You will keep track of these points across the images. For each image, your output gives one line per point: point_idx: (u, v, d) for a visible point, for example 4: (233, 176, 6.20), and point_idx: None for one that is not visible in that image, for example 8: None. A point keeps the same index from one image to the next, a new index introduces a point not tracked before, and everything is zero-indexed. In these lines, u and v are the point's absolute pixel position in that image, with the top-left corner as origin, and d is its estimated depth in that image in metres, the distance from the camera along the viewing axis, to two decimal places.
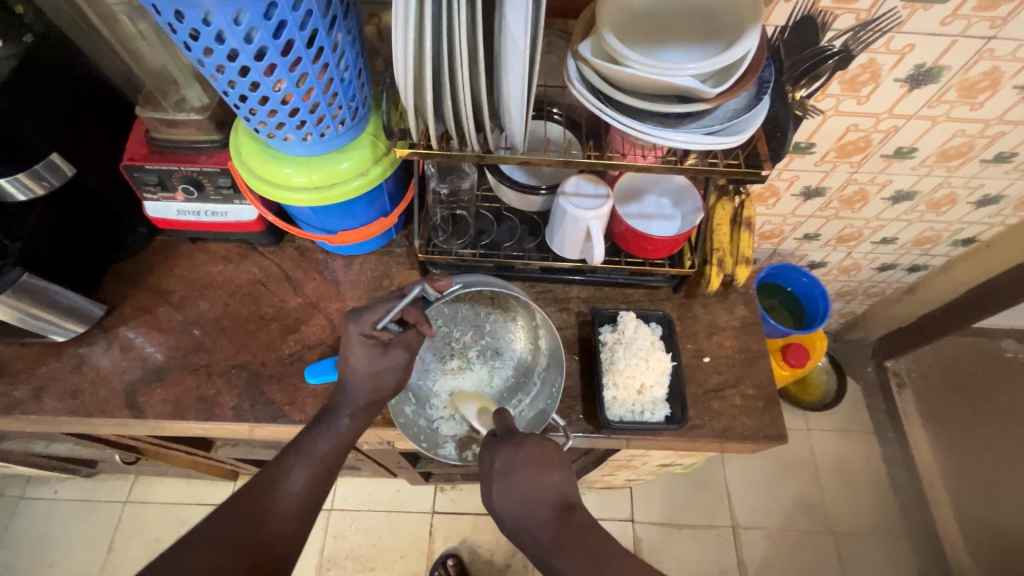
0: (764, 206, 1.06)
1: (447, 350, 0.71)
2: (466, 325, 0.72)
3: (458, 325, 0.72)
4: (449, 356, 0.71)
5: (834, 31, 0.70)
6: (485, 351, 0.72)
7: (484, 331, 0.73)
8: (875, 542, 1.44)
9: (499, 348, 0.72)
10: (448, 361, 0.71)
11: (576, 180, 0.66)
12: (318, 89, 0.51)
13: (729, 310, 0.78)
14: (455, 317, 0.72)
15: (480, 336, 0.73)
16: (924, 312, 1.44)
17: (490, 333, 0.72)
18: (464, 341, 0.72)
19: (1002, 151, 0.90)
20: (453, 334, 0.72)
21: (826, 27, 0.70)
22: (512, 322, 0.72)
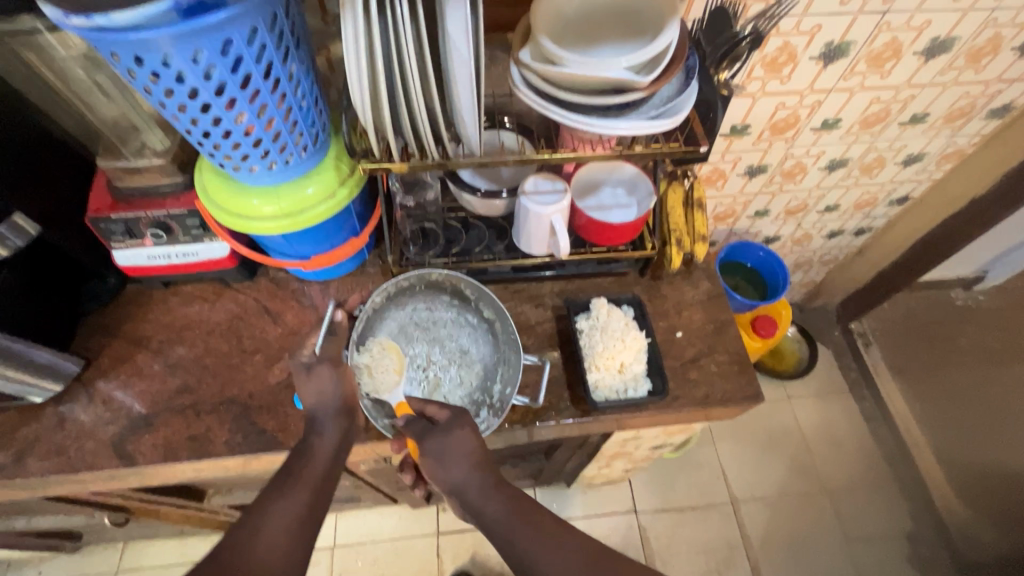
0: (714, 188, 1.12)
1: (416, 371, 0.73)
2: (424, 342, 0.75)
3: (416, 345, 0.75)
4: (423, 376, 0.73)
5: (746, 19, 0.76)
6: (452, 356, 0.75)
7: (441, 339, 0.76)
8: (867, 496, 1.49)
9: (461, 345, 0.75)
10: (425, 381, 0.73)
11: (534, 179, 0.70)
12: (278, 118, 0.53)
13: (694, 286, 0.83)
14: (408, 338, 0.75)
15: (440, 345, 0.75)
16: (876, 272, 1.53)
17: (445, 337, 0.76)
18: (429, 357, 0.74)
19: (916, 112, 0.99)
20: (413, 355, 0.74)
21: (738, 17, 0.76)
22: (457, 315, 0.76)
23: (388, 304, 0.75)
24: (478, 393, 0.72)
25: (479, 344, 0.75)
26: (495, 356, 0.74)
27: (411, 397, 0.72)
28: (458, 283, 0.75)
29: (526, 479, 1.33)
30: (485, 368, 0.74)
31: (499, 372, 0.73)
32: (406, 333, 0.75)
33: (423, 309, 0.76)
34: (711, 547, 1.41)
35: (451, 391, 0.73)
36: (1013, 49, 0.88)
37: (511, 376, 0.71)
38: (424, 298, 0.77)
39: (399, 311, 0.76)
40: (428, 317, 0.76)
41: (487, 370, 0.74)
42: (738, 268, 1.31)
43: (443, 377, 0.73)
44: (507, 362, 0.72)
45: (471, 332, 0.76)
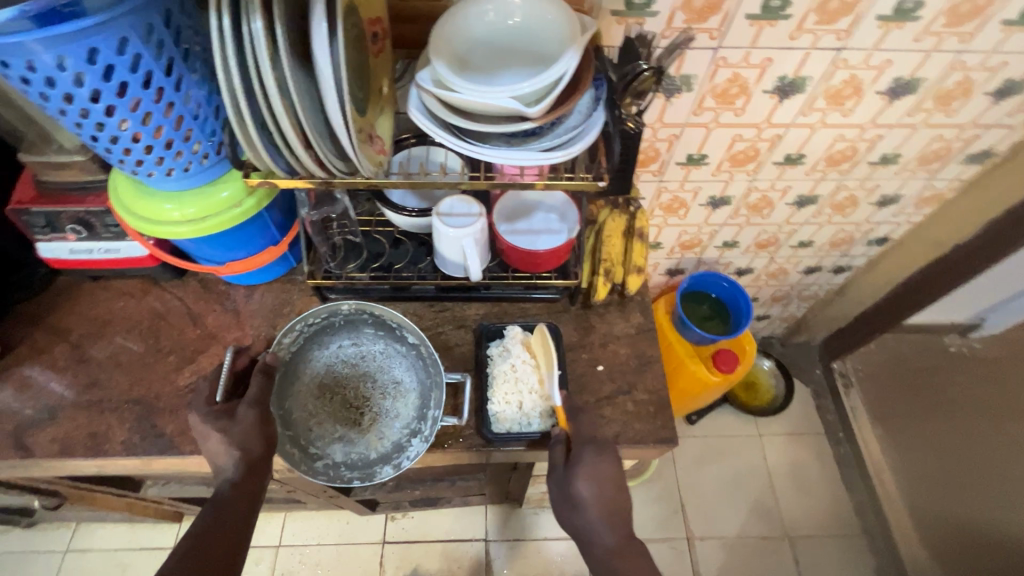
0: (677, 216, 1.10)
1: (349, 409, 0.70)
2: (352, 379, 0.72)
3: (345, 382, 0.72)
4: (355, 414, 0.70)
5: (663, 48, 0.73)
6: (384, 389, 0.71)
7: (371, 373, 0.72)
8: (830, 544, 1.44)
9: (392, 377, 0.72)
10: (358, 419, 0.70)
11: (449, 201, 0.68)
12: (168, 126, 0.53)
13: (624, 318, 0.80)
14: (336, 378, 0.72)
15: (370, 379, 0.72)
16: (858, 312, 1.48)
17: (375, 371, 0.72)
18: (361, 393, 0.71)
19: (886, 152, 0.95)
20: (344, 394, 0.71)
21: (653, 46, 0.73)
22: (383, 347, 0.73)
23: (309, 344, 0.72)
24: (413, 421, 0.69)
25: (407, 375, 0.72)
26: (423, 386, 0.71)
27: (343, 438, 0.69)
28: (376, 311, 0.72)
29: (473, 496, 1.31)
30: (417, 400, 0.70)
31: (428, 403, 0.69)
32: (335, 372, 0.72)
33: (348, 345, 0.73)
34: None
35: (386, 425, 0.69)
36: (986, 94, 0.83)
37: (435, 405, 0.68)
38: (348, 334, 0.73)
39: (323, 352, 0.73)
40: (355, 353, 0.73)
41: (421, 395, 0.70)
42: (703, 298, 1.27)
43: (377, 412, 0.70)
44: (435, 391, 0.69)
45: (398, 363, 0.72)
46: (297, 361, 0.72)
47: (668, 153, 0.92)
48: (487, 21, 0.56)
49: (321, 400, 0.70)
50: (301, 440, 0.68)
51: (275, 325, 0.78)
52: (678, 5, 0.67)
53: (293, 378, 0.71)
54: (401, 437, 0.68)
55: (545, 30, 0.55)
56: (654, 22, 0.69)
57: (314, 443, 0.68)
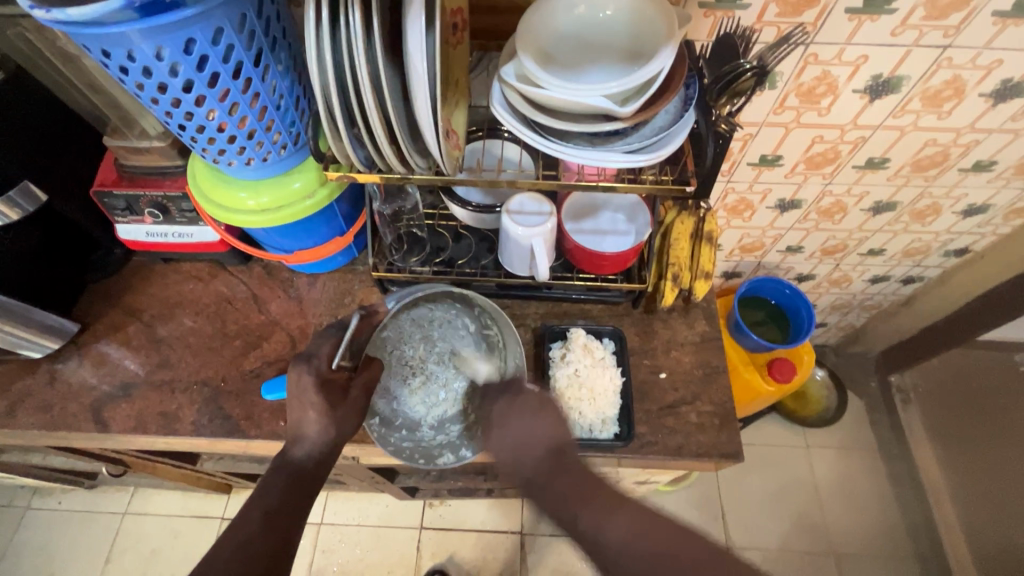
0: (741, 218, 1.05)
1: (406, 370, 0.71)
2: (416, 339, 0.73)
3: (407, 342, 0.72)
4: (411, 374, 0.71)
5: (759, 44, 0.69)
6: (441, 356, 0.73)
7: (433, 339, 0.73)
8: (877, 565, 1.38)
9: (452, 348, 0.73)
10: (411, 379, 0.71)
11: (520, 198, 0.67)
12: (252, 117, 0.53)
13: (689, 326, 0.78)
14: (402, 337, 0.72)
15: (431, 345, 0.73)
16: (924, 325, 1.40)
17: (440, 337, 0.73)
18: (418, 356, 0.73)
19: (980, 159, 0.88)
20: (406, 351, 0.72)
21: (751, 42, 0.69)
22: (455, 317, 0.72)
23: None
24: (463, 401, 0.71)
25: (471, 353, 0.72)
26: (487, 374, 0.71)
27: (398, 395, 0.70)
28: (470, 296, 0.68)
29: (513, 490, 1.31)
30: (475, 380, 0.72)
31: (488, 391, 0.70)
32: (401, 330, 0.72)
33: (422, 307, 0.71)
34: None
35: (437, 394, 0.71)
36: None
37: None
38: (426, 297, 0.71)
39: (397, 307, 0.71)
40: (425, 316, 0.72)
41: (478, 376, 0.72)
42: (762, 304, 1.22)
43: (433, 377, 0.72)
44: (501, 380, 0.70)
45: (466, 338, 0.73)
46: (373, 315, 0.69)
47: (741, 154, 0.88)
48: (577, 14, 0.54)
49: (384, 353, 0.71)
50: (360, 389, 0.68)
51: (337, 315, 0.78)
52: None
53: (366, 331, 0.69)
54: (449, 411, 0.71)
55: (638, 27, 0.53)
56: (745, 16, 0.65)
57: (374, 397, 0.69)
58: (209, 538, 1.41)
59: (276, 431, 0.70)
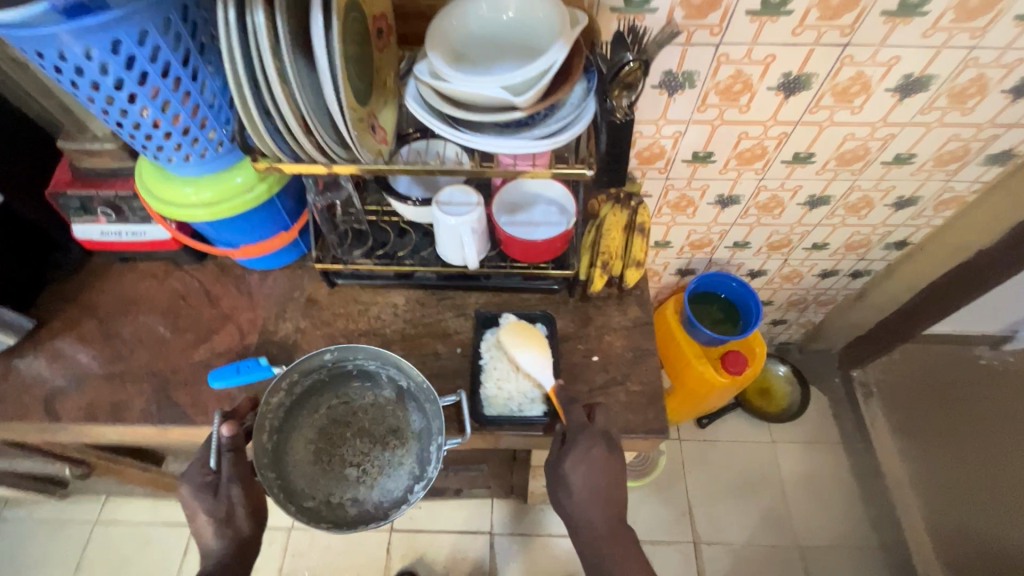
0: (685, 215, 1.10)
1: (351, 468, 0.70)
2: (349, 436, 0.72)
3: (336, 442, 0.71)
4: (354, 471, 0.70)
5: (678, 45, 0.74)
6: (380, 440, 0.72)
7: (360, 429, 0.72)
8: (843, 557, 1.40)
9: (386, 426, 0.73)
10: (358, 475, 0.70)
11: (449, 189, 0.71)
12: (185, 114, 0.57)
13: (622, 311, 0.81)
14: (332, 438, 0.72)
15: (361, 434, 0.72)
16: (879, 319, 1.44)
17: (370, 423, 0.73)
18: (356, 451, 0.71)
19: (899, 152, 0.93)
20: (344, 453, 0.71)
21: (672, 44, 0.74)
22: (373, 397, 0.74)
23: (296, 408, 0.72)
24: (419, 463, 0.69)
25: (401, 423, 0.73)
26: (423, 426, 0.71)
27: (356, 497, 0.68)
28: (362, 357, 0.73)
29: (479, 489, 1.33)
30: (417, 441, 0.71)
31: (429, 438, 0.70)
32: (331, 434, 0.72)
33: (336, 402, 0.73)
34: None
35: (396, 476, 0.69)
36: (1003, 92, 0.81)
37: (437, 428, 0.68)
38: (335, 392, 0.74)
39: (310, 416, 0.72)
40: (345, 409, 0.73)
41: (424, 436, 0.71)
42: (712, 298, 1.25)
43: (383, 463, 0.70)
44: (431, 420, 0.69)
45: (391, 410, 0.73)
46: (285, 428, 0.70)
47: (673, 151, 0.93)
48: (481, 13, 0.59)
49: (316, 463, 0.69)
50: (304, 505, 0.66)
51: (284, 308, 0.82)
52: (677, 2, 0.69)
53: (287, 446, 0.69)
54: (411, 482, 0.68)
55: (534, 26, 0.58)
56: (653, 18, 0.71)
57: (326, 508, 0.66)
58: (179, 545, 1.42)
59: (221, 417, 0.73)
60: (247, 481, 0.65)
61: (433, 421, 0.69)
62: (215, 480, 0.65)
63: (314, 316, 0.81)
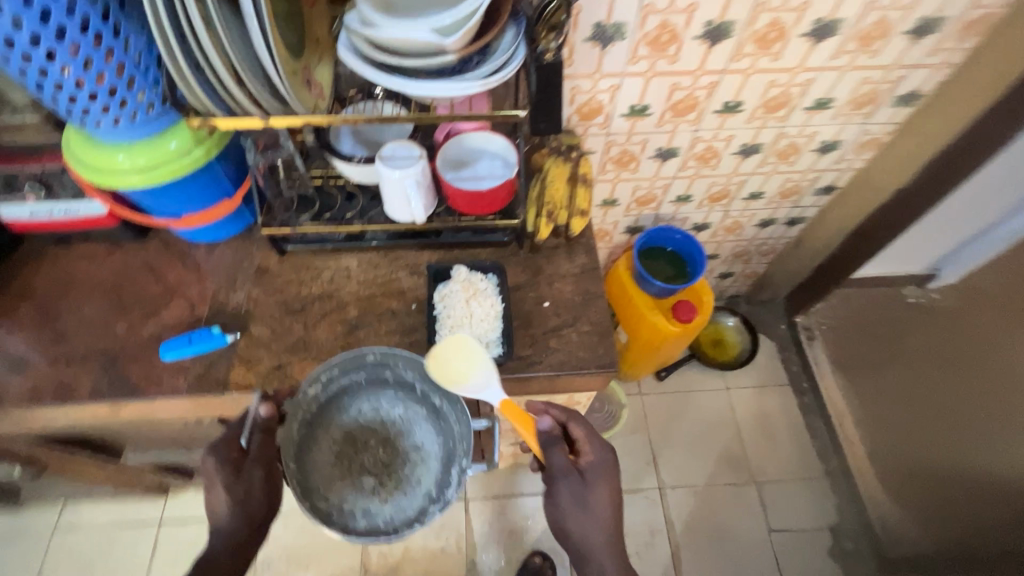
0: (628, 170, 1.14)
1: (370, 478, 0.70)
2: (372, 445, 0.72)
3: (361, 449, 0.71)
4: (373, 481, 0.70)
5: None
6: (404, 455, 0.71)
7: (388, 438, 0.72)
8: (796, 488, 1.50)
9: (411, 441, 0.72)
10: (376, 485, 0.69)
11: (391, 145, 0.72)
12: (110, 73, 0.56)
13: (569, 259, 0.85)
14: (357, 445, 0.72)
15: (387, 444, 0.72)
16: (816, 265, 1.53)
17: (397, 435, 0.73)
18: (377, 461, 0.71)
19: (818, 97, 0.99)
20: (365, 461, 0.71)
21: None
22: (403, 407, 0.74)
23: (327, 409, 0.72)
24: (438, 485, 0.69)
25: (427, 437, 0.72)
26: (450, 444, 0.71)
27: (367, 508, 0.68)
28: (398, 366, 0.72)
29: None
30: (441, 459, 0.71)
31: (453, 456, 0.70)
32: (356, 438, 0.72)
33: (367, 407, 0.73)
34: (635, 532, 1.42)
35: (412, 495, 0.69)
36: (904, 33, 0.88)
37: (463, 447, 0.69)
38: (369, 396, 0.74)
39: (341, 415, 0.73)
40: (375, 416, 0.73)
41: (448, 456, 0.71)
42: (661, 253, 1.31)
43: (402, 478, 0.70)
44: (460, 439, 0.70)
45: (420, 424, 0.73)
46: (315, 423, 0.72)
47: (612, 105, 0.96)
48: None
49: (338, 465, 0.70)
50: (317, 505, 0.67)
51: (234, 278, 0.81)
52: None
53: (312, 441, 0.71)
54: (426, 503, 0.68)
55: None
56: None
57: (336, 512, 0.66)
58: (146, 543, 1.39)
59: (176, 387, 0.72)
60: (270, 466, 0.66)
61: (462, 442, 0.69)
62: (241, 459, 0.66)
63: (265, 284, 0.81)
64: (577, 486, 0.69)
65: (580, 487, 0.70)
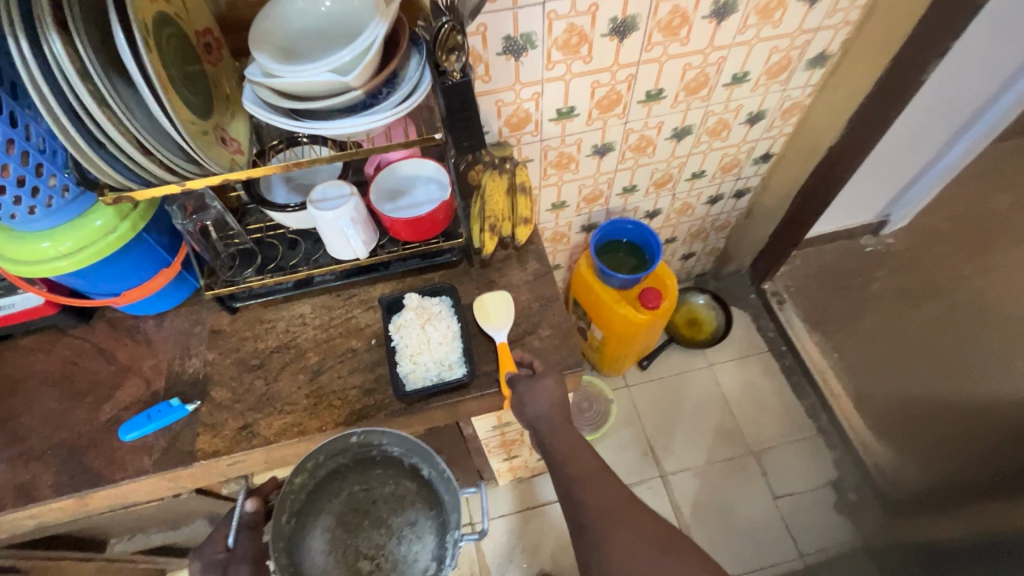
0: (570, 171, 1.16)
1: (366, 561, 0.72)
2: (367, 526, 0.74)
3: (355, 530, 0.73)
4: (369, 563, 0.72)
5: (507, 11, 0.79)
6: (397, 531, 0.73)
7: (380, 516, 0.74)
8: (792, 450, 1.52)
9: (404, 517, 0.74)
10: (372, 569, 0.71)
11: (320, 188, 0.72)
12: (16, 163, 0.55)
13: (521, 268, 0.86)
14: (350, 528, 0.73)
15: (380, 522, 0.74)
16: (771, 230, 1.57)
17: (389, 513, 0.74)
18: (372, 542, 0.73)
19: (734, 72, 1.03)
20: (359, 544, 0.73)
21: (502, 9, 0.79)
22: (393, 483, 0.75)
23: (315, 496, 0.73)
24: (433, 563, 0.71)
25: (419, 512, 0.74)
26: (443, 517, 0.72)
27: None
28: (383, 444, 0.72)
29: None
30: (434, 533, 0.73)
31: (445, 533, 0.71)
32: (349, 522, 0.73)
33: (357, 488, 0.74)
34: None
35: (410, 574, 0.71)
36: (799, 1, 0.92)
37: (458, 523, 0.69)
38: (356, 476, 0.74)
39: (329, 500, 0.73)
40: (365, 496, 0.74)
41: (439, 530, 0.72)
42: (616, 246, 1.33)
43: (397, 559, 0.72)
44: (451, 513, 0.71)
45: (411, 499, 0.75)
46: (303, 514, 0.72)
47: (538, 112, 0.98)
48: (298, 9, 0.60)
49: (332, 554, 0.71)
50: None
51: (187, 346, 0.80)
52: None
53: (302, 532, 0.71)
54: None
55: (351, 10, 0.60)
56: None
57: None
58: None
59: (142, 467, 0.70)
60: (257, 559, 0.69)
61: (457, 518, 0.69)
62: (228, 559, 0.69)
63: (221, 346, 0.80)
64: (529, 381, 0.72)
65: (536, 387, 0.72)
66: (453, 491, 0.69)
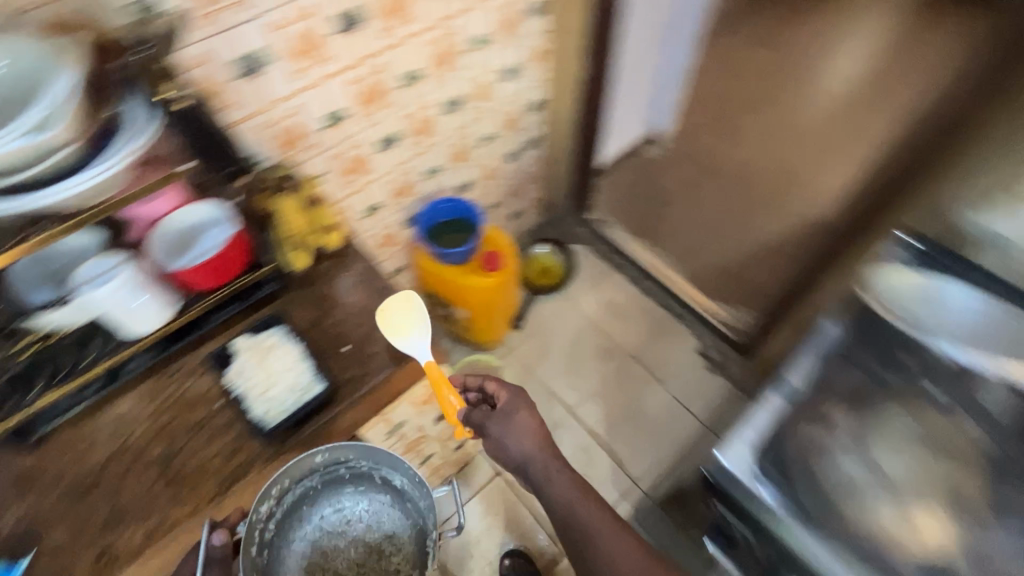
0: (369, 172, 1.16)
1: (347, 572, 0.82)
2: (343, 544, 0.82)
3: (332, 549, 0.82)
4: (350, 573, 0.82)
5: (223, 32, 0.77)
6: (373, 543, 0.84)
7: (355, 533, 0.83)
8: (662, 341, 1.72)
9: (381, 527, 0.84)
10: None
11: (87, 264, 0.69)
12: None
13: (345, 271, 0.85)
14: (325, 549, 0.82)
15: (355, 538, 0.83)
16: (572, 167, 1.74)
17: (364, 528, 0.84)
18: (351, 556, 0.82)
19: (473, 36, 1.12)
20: (338, 560, 0.82)
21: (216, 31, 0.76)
22: (363, 500, 0.84)
23: (287, 526, 0.80)
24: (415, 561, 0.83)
25: (393, 520, 0.84)
26: (417, 518, 0.84)
27: None
28: (350, 464, 0.81)
29: None
30: (412, 534, 0.84)
31: (421, 530, 0.83)
32: (324, 545, 0.82)
33: (329, 512, 0.83)
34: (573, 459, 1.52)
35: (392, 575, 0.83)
36: None
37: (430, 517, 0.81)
38: (327, 500, 0.82)
39: (302, 525, 0.81)
40: (337, 517, 0.83)
41: (415, 534, 0.84)
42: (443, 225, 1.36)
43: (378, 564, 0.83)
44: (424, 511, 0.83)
45: (384, 508, 0.84)
46: (277, 543, 0.79)
47: (306, 124, 0.97)
48: None
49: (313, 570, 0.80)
50: None
51: None
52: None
53: (278, 558, 0.78)
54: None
55: (20, 71, 0.54)
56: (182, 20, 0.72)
57: None
58: None
59: None
60: None
61: (429, 513, 0.81)
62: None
63: (34, 487, 0.67)
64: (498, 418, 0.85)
65: (503, 420, 0.85)
66: (427, 492, 0.80)
